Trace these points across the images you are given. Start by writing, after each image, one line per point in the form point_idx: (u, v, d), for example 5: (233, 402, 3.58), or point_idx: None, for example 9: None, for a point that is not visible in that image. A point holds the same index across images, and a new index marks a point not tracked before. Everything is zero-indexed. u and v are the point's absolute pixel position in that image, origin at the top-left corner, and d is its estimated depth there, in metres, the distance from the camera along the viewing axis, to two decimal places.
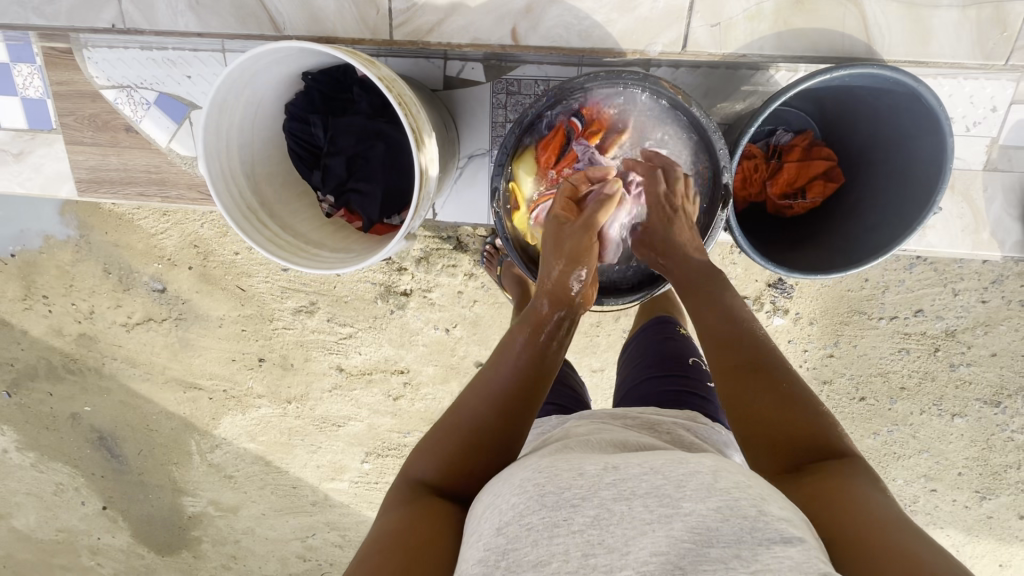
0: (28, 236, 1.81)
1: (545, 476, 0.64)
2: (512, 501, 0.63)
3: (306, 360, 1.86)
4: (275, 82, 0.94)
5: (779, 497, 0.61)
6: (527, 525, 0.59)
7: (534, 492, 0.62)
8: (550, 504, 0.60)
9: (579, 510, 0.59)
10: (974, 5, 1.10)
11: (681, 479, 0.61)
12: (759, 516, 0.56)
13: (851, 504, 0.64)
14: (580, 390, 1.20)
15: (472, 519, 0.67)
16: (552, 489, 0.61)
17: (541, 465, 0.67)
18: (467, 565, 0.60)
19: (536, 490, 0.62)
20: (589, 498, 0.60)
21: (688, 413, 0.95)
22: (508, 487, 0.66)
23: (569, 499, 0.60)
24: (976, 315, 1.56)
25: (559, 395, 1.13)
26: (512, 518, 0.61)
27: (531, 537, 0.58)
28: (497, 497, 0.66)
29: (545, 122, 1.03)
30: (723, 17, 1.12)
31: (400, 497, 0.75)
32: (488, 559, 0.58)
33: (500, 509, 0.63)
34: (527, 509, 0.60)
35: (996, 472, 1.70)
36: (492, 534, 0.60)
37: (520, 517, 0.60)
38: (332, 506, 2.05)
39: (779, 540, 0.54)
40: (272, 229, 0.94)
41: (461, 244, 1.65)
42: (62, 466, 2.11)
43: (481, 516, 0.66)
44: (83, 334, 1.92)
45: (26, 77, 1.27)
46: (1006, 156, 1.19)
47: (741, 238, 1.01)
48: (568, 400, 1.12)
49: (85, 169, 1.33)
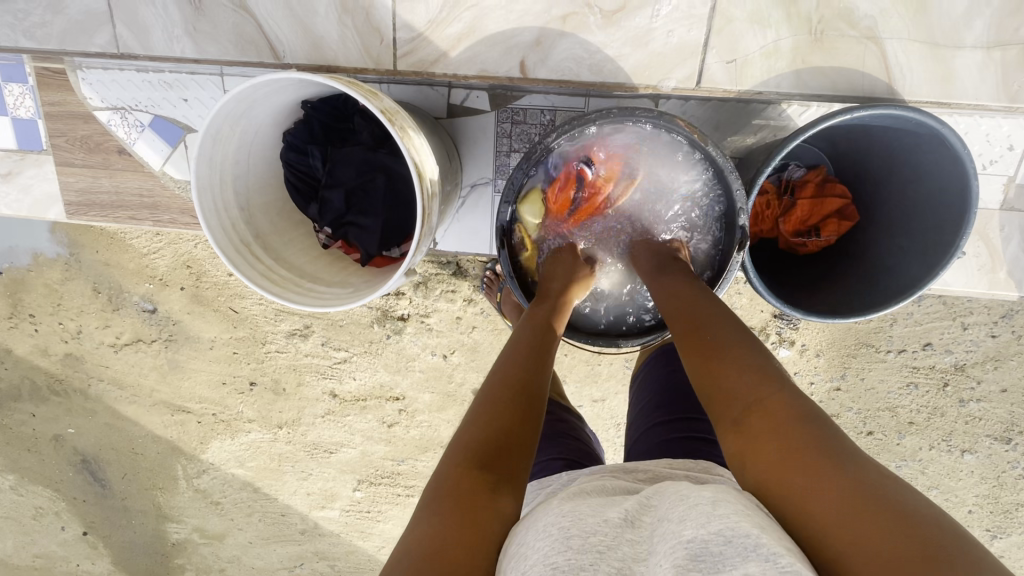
0: (16, 254, 1.76)
1: (570, 519, 0.63)
2: (536, 546, 0.61)
3: (299, 384, 1.81)
4: (273, 111, 0.91)
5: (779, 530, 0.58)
6: (552, 566, 0.57)
7: (558, 534, 0.61)
8: (575, 547, 0.58)
9: (604, 557, 0.57)
10: (999, 46, 1.08)
11: (682, 513, 0.60)
12: (761, 535, 0.54)
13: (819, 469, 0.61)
14: (586, 439, 1.13)
15: (505, 562, 0.62)
16: (577, 533, 0.60)
17: (563, 510, 0.66)
18: None
19: (560, 532, 0.61)
20: (614, 547, 0.59)
21: (704, 464, 0.88)
22: (530, 533, 0.64)
23: (596, 544, 0.59)
24: (986, 350, 1.53)
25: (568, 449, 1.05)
26: (537, 563, 0.58)
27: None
28: (522, 545, 0.63)
29: (552, 159, 0.99)
30: (739, 54, 1.10)
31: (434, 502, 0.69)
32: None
33: (524, 556, 0.61)
34: (552, 550, 0.59)
35: (1007, 510, 1.65)
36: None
37: (544, 557, 0.58)
38: (321, 536, 1.98)
39: (782, 554, 0.52)
40: (266, 264, 0.90)
41: (461, 270, 1.61)
42: (43, 489, 2.03)
43: (506, 566, 0.61)
44: (69, 354, 1.86)
45: (18, 97, 1.24)
46: (1023, 195, 1.16)
47: (757, 280, 0.98)
48: (575, 451, 1.04)
49: (76, 192, 1.30)
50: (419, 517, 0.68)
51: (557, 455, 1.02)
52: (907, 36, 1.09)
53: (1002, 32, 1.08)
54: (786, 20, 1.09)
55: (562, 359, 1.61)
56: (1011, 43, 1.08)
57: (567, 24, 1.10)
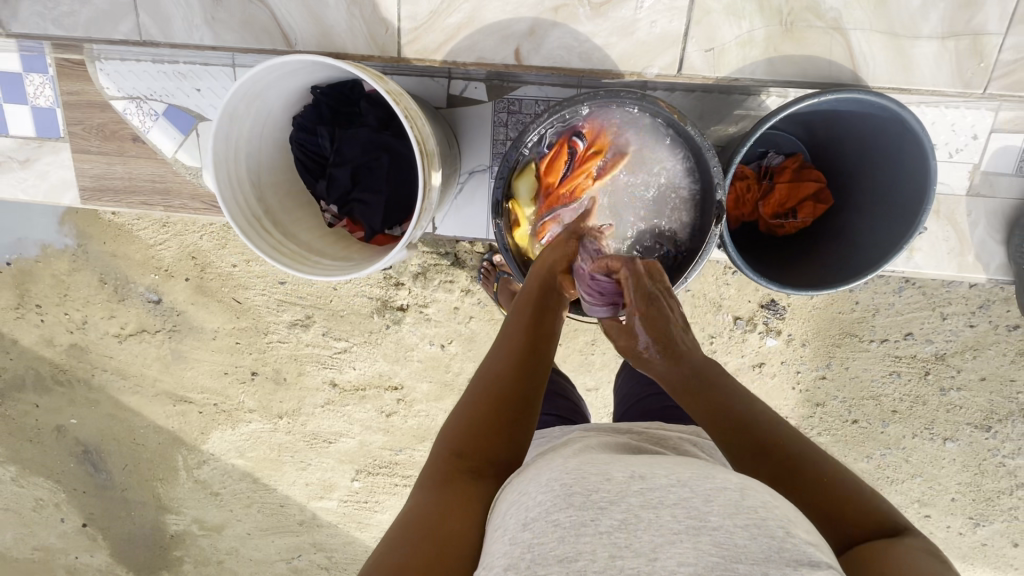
0: (25, 245, 1.81)
1: (573, 478, 0.66)
2: (538, 498, 0.65)
3: (299, 374, 1.85)
4: (285, 95, 0.97)
5: (806, 523, 0.62)
6: (554, 522, 0.60)
7: (561, 490, 0.64)
8: (577, 504, 0.62)
9: (605, 513, 0.60)
10: (952, 37, 1.14)
11: (709, 494, 0.61)
12: (786, 536, 0.57)
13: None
14: (576, 398, 1.24)
15: (496, 516, 0.69)
16: (580, 490, 0.63)
17: (568, 467, 0.70)
18: (491, 560, 0.61)
19: (563, 489, 0.64)
20: (617, 503, 0.62)
21: (692, 428, 0.96)
22: (534, 485, 0.68)
23: (596, 501, 0.62)
24: (965, 339, 1.58)
25: (559, 408, 1.16)
26: (539, 515, 0.62)
27: (557, 534, 0.59)
28: (524, 494, 0.68)
29: (546, 138, 1.05)
30: (716, 43, 1.16)
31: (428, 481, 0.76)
32: (512, 552, 0.60)
33: (525, 506, 0.65)
34: (554, 506, 0.62)
35: (989, 498, 1.70)
36: (518, 529, 0.62)
37: (547, 514, 0.62)
38: (319, 526, 2.01)
39: (805, 562, 0.55)
40: (276, 238, 0.96)
41: (459, 260, 1.66)
42: (44, 480, 2.06)
43: (506, 512, 0.67)
44: (74, 344, 1.90)
45: (38, 87, 1.31)
46: (988, 181, 1.24)
47: (736, 255, 1.04)
48: (569, 411, 1.15)
49: (91, 177, 1.36)
50: (416, 493, 0.75)
51: (549, 413, 1.13)
52: (869, 27, 1.14)
53: (954, 24, 1.13)
54: (759, 11, 1.15)
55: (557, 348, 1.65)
56: (963, 34, 1.14)
57: (558, 15, 1.17)
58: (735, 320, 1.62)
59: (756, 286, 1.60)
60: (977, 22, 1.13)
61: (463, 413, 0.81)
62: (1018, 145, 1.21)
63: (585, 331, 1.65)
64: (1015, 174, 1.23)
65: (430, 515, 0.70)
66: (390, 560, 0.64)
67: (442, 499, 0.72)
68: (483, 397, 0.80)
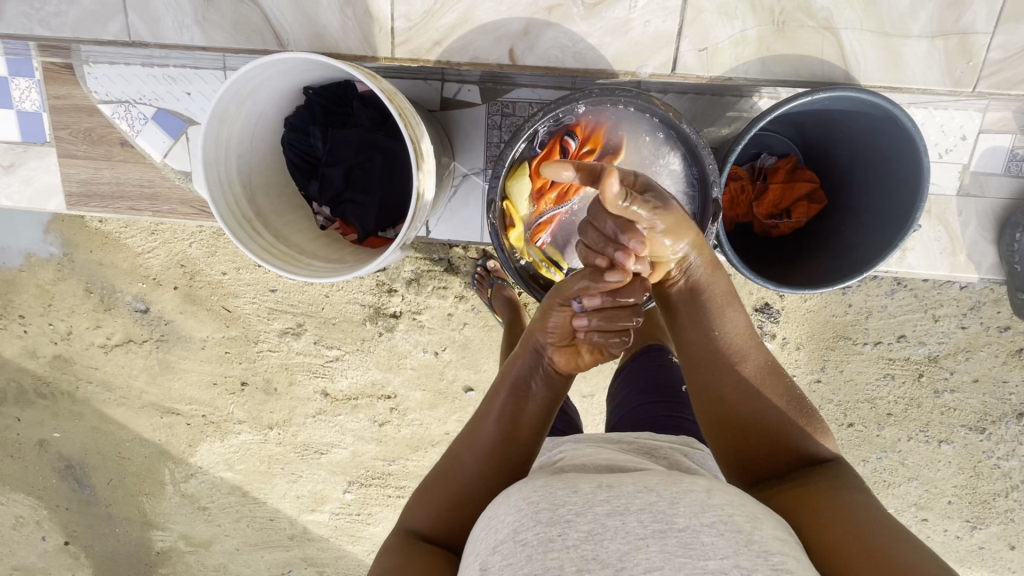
0: (8, 254, 1.77)
1: (540, 495, 0.64)
2: (508, 519, 0.63)
3: (290, 384, 1.82)
4: (277, 95, 0.96)
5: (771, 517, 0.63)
6: (522, 542, 0.59)
7: (528, 509, 0.62)
8: (544, 520, 0.60)
9: (572, 525, 0.59)
10: (942, 36, 1.15)
11: (675, 496, 0.61)
12: (752, 530, 0.59)
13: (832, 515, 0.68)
14: (570, 410, 1.20)
15: (470, 545, 0.66)
16: (547, 506, 0.62)
17: (535, 485, 0.68)
18: None
19: (530, 507, 0.63)
20: (583, 513, 0.60)
21: (683, 438, 0.95)
22: (504, 507, 0.67)
23: (563, 515, 0.60)
24: (957, 341, 1.59)
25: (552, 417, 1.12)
26: (507, 536, 0.61)
27: (526, 552, 0.57)
28: (494, 519, 0.66)
29: (539, 138, 1.04)
30: (710, 42, 1.17)
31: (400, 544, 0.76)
32: None
33: (496, 530, 0.63)
34: (522, 525, 0.60)
35: (985, 500, 1.70)
36: (488, 552, 0.60)
37: (515, 533, 0.60)
38: (310, 540, 1.96)
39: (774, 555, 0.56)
40: (266, 238, 0.94)
41: (453, 267, 1.65)
42: (25, 497, 2.00)
43: (476, 538, 0.65)
44: (59, 356, 1.85)
45: (23, 91, 1.29)
46: (978, 182, 1.26)
47: (731, 254, 1.04)
48: (561, 421, 1.12)
49: (77, 183, 1.34)
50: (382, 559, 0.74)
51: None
52: (860, 26, 1.16)
53: (943, 23, 1.15)
54: (752, 11, 1.16)
55: None
56: (952, 33, 1.15)
57: (553, 15, 1.17)
58: None
59: (750, 289, 1.59)
60: (965, 21, 1.15)
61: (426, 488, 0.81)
62: (1006, 145, 1.24)
63: None
64: (1004, 174, 1.25)
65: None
66: None
67: (406, 564, 0.71)
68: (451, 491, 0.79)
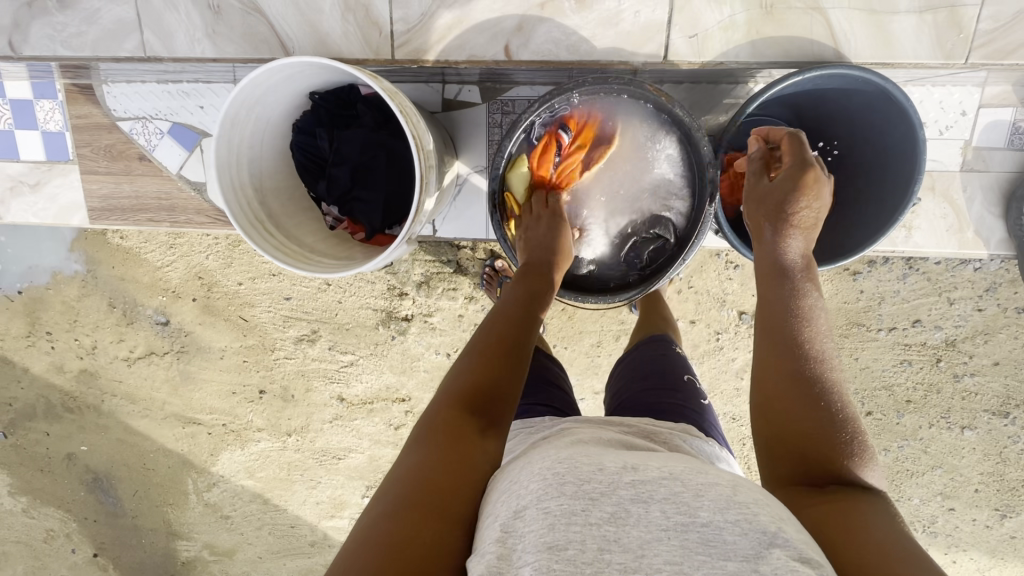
0: (35, 273, 1.84)
1: (566, 466, 0.66)
2: (530, 486, 0.64)
3: (307, 390, 1.85)
4: (284, 102, 1.00)
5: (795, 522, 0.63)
6: (545, 510, 0.60)
7: (553, 479, 0.64)
8: (569, 492, 0.61)
9: (598, 504, 0.60)
10: (931, 10, 1.16)
11: (699, 489, 0.62)
12: (778, 531, 0.57)
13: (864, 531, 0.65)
14: (569, 394, 1.19)
15: (490, 502, 0.68)
16: (572, 480, 0.63)
17: (559, 457, 0.69)
18: (483, 548, 0.61)
19: (555, 477, 0.64)
20: (608, 493, 0.61)
21: (682, 425, 0.96)
22: (525, 474, 0.67)
23: (589, 491, 0.62)
24: (974, 324, 1.56)
25: (554, 397, 1.13)
26: (530, 502, 0.62)
27: (548, 521, 0.59)
28: (514, 483, 0.67)
29: (537, 129, 1.07)
30: (699, 28, 1.19)
31: (420, 437, 0.76)
32: (502, 539, 0.60)
33: (517, 493, 0.64)
34: (546, 493, 0.62)
35: (1013, 487, 1.66)
36: (510, 516, 0.62)
37: (539, 500, 0.61)
38: (331, 546, 1.98)
39: (796, 557, 0.55)
40: (278, 238, 0.97)
41: (462, 267, 1.68)
42: (55, 510, 2.05)
43: (498, 498, 0.66)
44: (84, 370, 1.91)
45: (47, 112, 1.35)
46: (981, 157, 1.25)
47: (731, 235, 1.06)
48: (561, 402, 1.12)
49: (99, 198, 1.39)
50: (413, 447, 0.75)
51: (541, 403, 1.09)
52: (846, 5, 1.17)
53: None
54: None
55: (562, 350, 1.65)
56: (940, 7, 1.15)
57: (545, 9, 1.19)
58: (741, 315, 1.61)
59: None
60: None
61: (462, 373, 0.84)
62: (1007, 119, 1.23)
63: (589, 335, 1.64)
64: (1007, 148, 1.25)
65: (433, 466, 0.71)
66: (380, 525, 0.64)
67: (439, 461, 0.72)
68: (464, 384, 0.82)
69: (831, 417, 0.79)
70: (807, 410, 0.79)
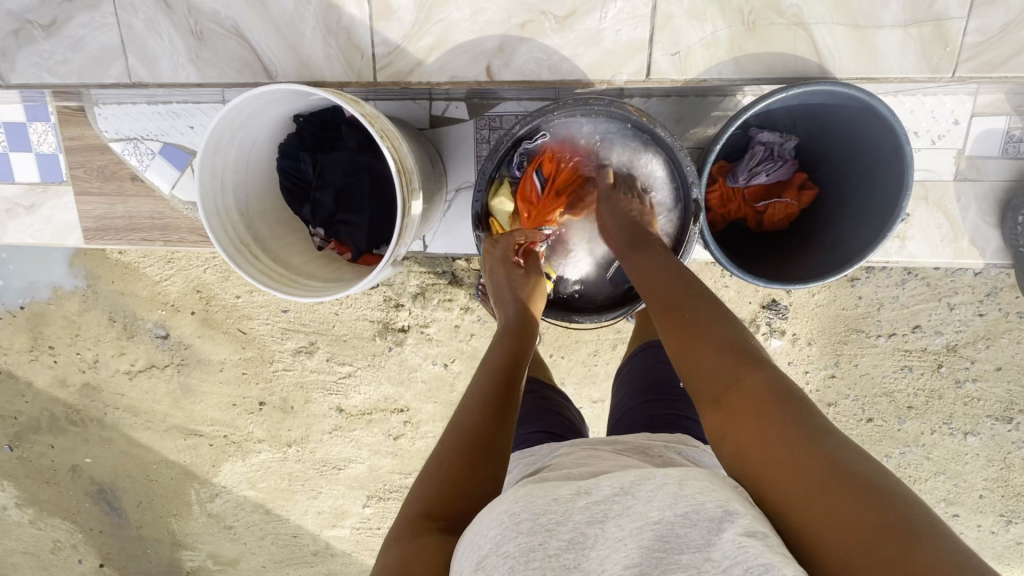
0: (37, 288, 1.85)
1: (522, 504, 0.64)
2: (490, 534, 0.62)
3: (306, 402, 1.86)
4: (268, 125, 1.00)
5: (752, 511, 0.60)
6: (504, 554, 0.58)
7: (509, 521, 0.62)
8: (527, 530, 0.60)
9: (554, 534, 0.59)
10: (917, 23, 1.14)
11: (646, 494, 0.62)
12: (724, 514, 0.57)
13: (808, 473, 0.60)
14: (569, 416, 1.19)
15: (467, 533, 0.66)
16: (528, 516, 0.62)
17: (516, 495, 0.67)
18: None
19: (511, 519, 0.62)
20: (564, 523, 0.61)
21: (678, 435, 0.95)
22: (487, 519, 0.65)
23: (543, 523, 0.61)
24: (976, 329, 1.54)
25: (554, 425, 1.12)
26: (489, 551, 0.59)
27: (508, 564, 0.57)
28: (475, 534, 0.64)
29: (516, 159, 1.09)
30: (682, 46, 1.18)
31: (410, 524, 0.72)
32: None
33: (478, 543, 0.62)
34: (505, 538, 0.60)
35: (1019, 493, 1.64)
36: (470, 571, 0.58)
37: (498, 546, 0.59)
38: (334, 556, 1.99)
39: (743, 532, 0.55)
40: (265, 262, 0.98)
41: (457, 279, 1.67)
42: (62, 522, 2.07)
43: (460, 555, 0.63)
44: (87, 384, 1.93)
45: (41, 135, 1.37)
46: (974, 166, 1.24)
47: (717, 250, 1.03)
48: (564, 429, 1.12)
49: (92, 219, 1.40)
50: (401, 533, 0.72)
51: (538, 429, 1.09)
52: (830, 19, 1.15)
53: (917, 11, 1.14)
54: (720, 13, 1.16)
55: (559, 360, 1.65)
56: (925, 20, 1.14)
57: (525, 31, 1.19)
58: None
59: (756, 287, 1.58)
60: (939, 7, 1.13)
61: (445, 450, 0.79)
62: (1001, 127, 1.21)
63: (585, 344, 1.63)
64: (1001, 156, 1.23)
65: (419, 560, 0.67)
66: None
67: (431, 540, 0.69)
68: (450, 456, 0.78)
69: (716, 337, 0.78)
70: (696, 347, 0.78)
